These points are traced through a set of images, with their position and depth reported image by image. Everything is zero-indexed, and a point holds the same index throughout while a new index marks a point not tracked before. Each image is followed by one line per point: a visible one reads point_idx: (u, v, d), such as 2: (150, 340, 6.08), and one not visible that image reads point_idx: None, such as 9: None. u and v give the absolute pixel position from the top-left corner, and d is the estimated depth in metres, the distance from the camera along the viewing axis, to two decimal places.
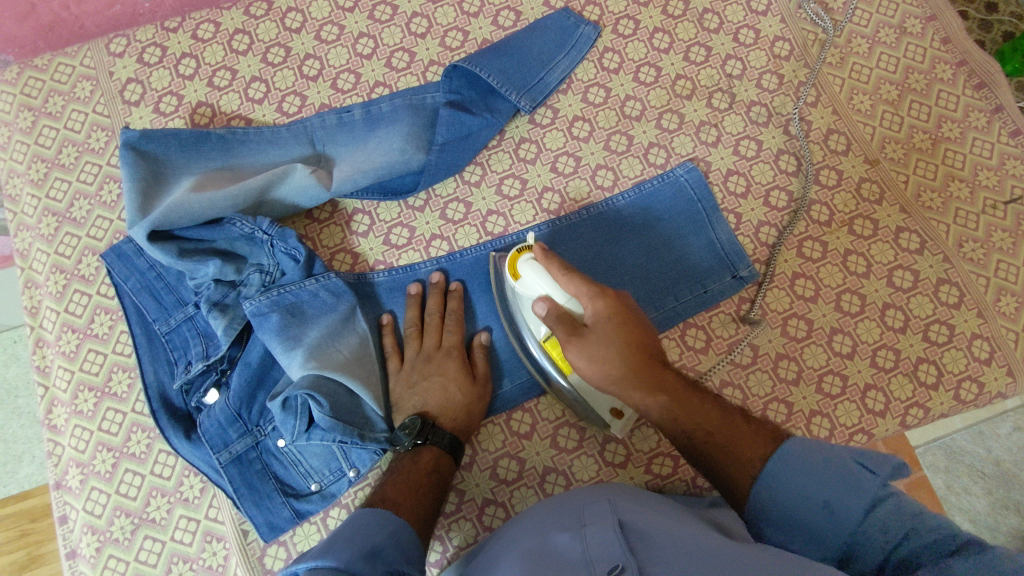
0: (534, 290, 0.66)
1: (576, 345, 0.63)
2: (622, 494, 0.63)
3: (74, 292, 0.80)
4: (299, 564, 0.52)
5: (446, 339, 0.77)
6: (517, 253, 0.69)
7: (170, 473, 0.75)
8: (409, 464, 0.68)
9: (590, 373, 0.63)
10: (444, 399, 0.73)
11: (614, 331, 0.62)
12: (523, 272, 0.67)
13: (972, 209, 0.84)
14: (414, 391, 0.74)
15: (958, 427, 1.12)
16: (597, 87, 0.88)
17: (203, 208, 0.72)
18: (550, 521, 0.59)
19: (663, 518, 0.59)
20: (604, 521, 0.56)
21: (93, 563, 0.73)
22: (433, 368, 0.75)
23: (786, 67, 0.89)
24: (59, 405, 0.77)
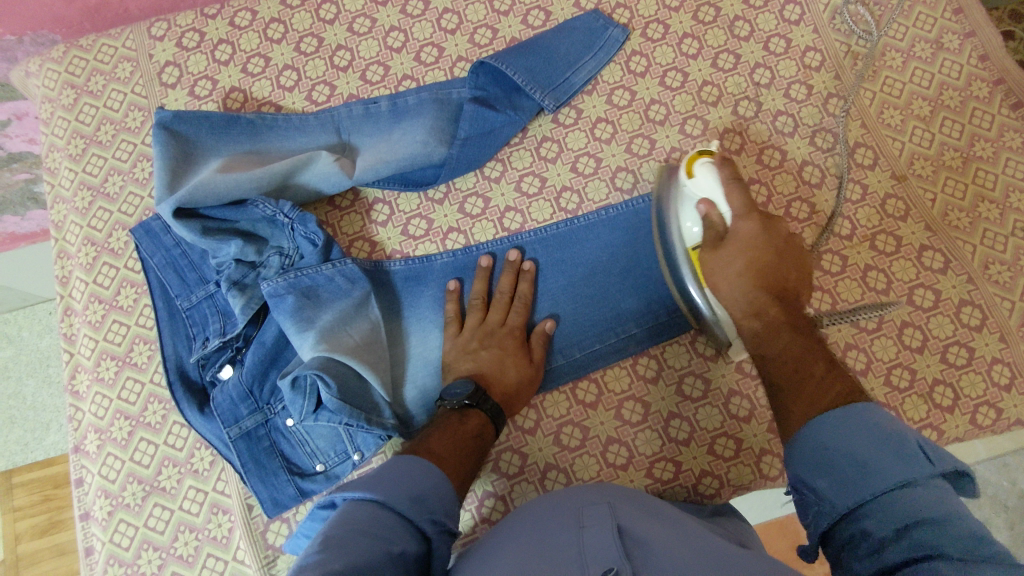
0: (702, 190, 0.72)
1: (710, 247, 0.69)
2: (623, 499, 0.63)
3: (103, 264, 0.83)
4: (344, 493, 0.57)
5: (509, 319, 0.78)
6: (695, 156, 0.73)
7: (182, 444, 0.77)
8: (456, 425, 0.68)
9: (717, 279, 0.70)
10: (495, 363, 0.74)
11: (747, 247, 0.70)
12: (696, 172, 0.72)
13: (1001, 231, 0.82)
14: (469, 355, 0.75)
15: (981, 454, 1.08)
16: (622, 89, 0.88)
17: (228, 188, 0.74)
18: (549, 519, 0.59)
19: (661, 526, 0.58)
20: (603, 523, 0.56)
21: (104, 526, 0.75)
22: (491, 339, 0.76)
23: (816, 77, 0.88)
24: (83, 371, 0.80)
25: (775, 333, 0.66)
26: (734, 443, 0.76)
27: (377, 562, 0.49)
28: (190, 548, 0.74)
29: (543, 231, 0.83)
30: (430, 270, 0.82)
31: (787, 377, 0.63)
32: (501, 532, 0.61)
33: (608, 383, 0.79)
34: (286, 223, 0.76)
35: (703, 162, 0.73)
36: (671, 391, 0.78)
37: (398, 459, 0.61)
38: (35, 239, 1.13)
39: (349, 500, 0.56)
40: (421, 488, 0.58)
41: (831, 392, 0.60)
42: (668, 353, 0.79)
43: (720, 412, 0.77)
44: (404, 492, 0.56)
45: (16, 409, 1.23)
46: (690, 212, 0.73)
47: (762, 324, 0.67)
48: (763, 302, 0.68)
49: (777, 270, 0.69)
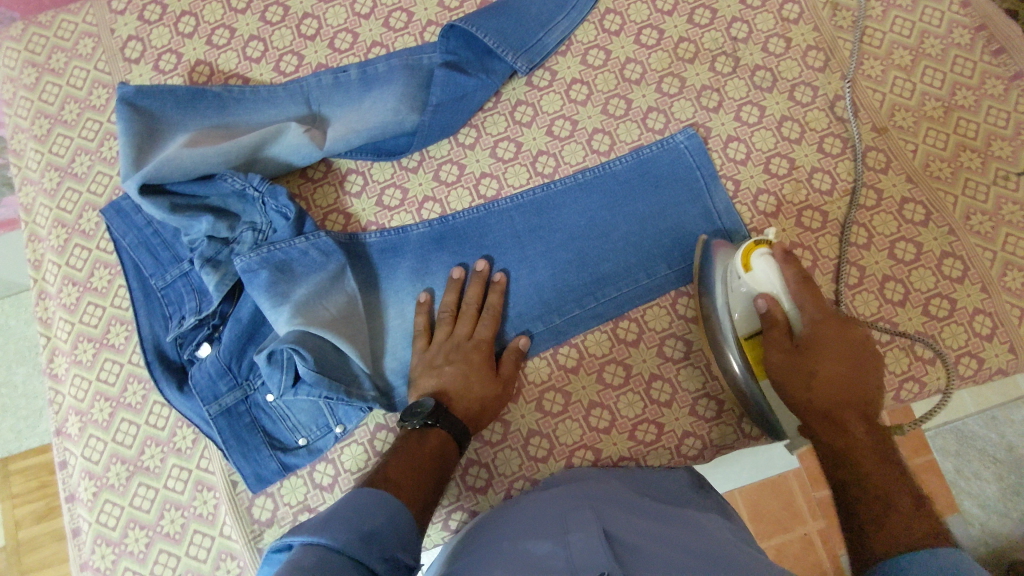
0: (761, 285, 0.69)
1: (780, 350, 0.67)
2: (608, 502, 0.62)
3: (75, 246, 0.82)
4: (293, 537, 0.49)
5: (478, 332, 0.75)
6: (752, 245, 0.69)
7: (164, 423, 0.77)
8: (415, 446, 0.66)
9: (788, 382, 0.66)
10: (462, 383, 0.72)
11: (826, 353, 0.66)
12: (756, 267, 0.69)
13: (982, 179, 0.81)
14: (435, 372, 0.73)
15: (970, 410, 1.10)
16: (597, 49, 0.86)
17: (195, 163, 0.73)
18: (530, 530, 0.58)
19: (647, 523, 0.59)
20: (589, 529, 0.55)
21: (90, 507, 0.75)
22: (458, 354, 0.74)
23: (794, 30, 0.86)
24: (60, 354, 0.80)
25: (854, 451, 0.62)
26: (715, 404, 0.77)
27: None
28: (177, 525, 0.74)
29: (520, 196, 0.81)
30: (404, 243, 0.80)
31: (877, 508, 0.57)
32: (484, 542, 0.59)
33: (589, 348, 0.78)
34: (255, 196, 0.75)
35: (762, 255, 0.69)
36: (652, 354, 0.78)
37: (359, 493, 0.55)
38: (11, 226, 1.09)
39: (298, 546, 0.48)
40: (374, 523, 0.52)
41: (918, 529, 0.54)
42: (649, 316, 0.79)
43: (701, 373, 0.77)
44: (354, 531, 0.50)
45: (7, 397, 1.23)
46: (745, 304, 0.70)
47: (841, 440, 0.63)
48: (845, 414, 0.64)
49: (858, 384, 0.65)
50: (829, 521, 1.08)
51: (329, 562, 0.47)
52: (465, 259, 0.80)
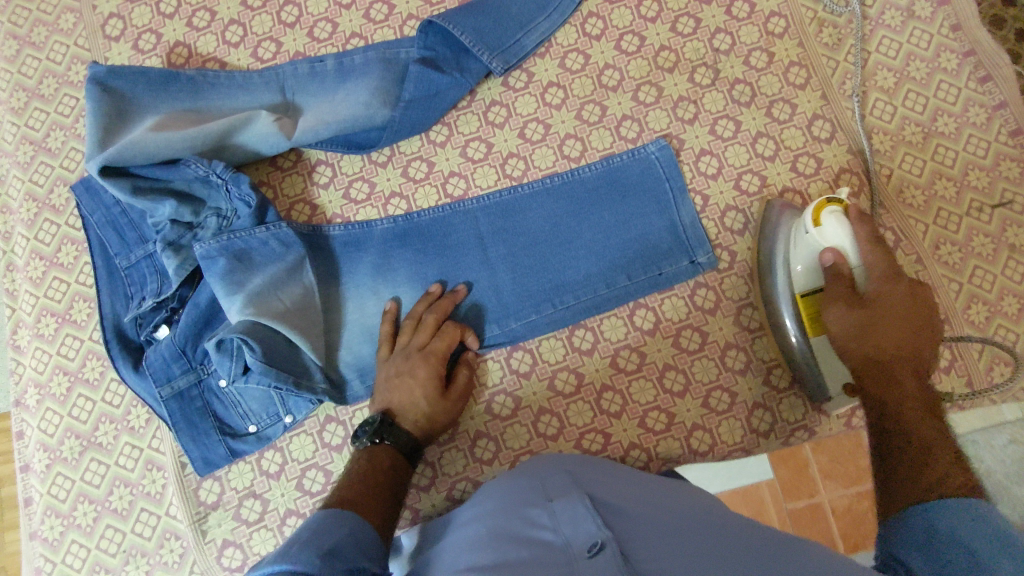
0: (830, 241, 0.68)
1: (849, 306, 0.66)
2: (583, 466, 0.64)
3: (44, 220, 0.83)
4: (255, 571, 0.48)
5: (432, 345, 0.74)
6: (824, 202, 0.69)
7: (119, 401, 0.78)
8: (364, 465, 0.67)
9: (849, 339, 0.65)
10: (410, 400, 0.71)
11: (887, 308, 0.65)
12: (824, 222, 0.68)
13: (956, 210, 0.79)
14: (387, 385, 0.73)
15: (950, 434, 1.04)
16: (576, 52, 0.85)
17: (158, 147, 0.73)
18: (513, 496, 0.59)
19: (625, 489, 0.60)
20: (572, 494, 0.57)
21: (42, 478, 0.77)
22: (408, 366, 0.73)
23: (778, 45, 0.84)
24: (24, 327, 0.81)
25: (901, 405, 0.61)
26: (665, 418, 0.76)
27: None
28: (125, 502, 0.76)
29: (486, 197, 0.81)
30: (369, 237, 0.80)
31: (910, 451, 0.57)
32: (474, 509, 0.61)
33: (542, 354, 0.79)
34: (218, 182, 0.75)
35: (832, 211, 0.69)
36: (605, 364, 0.78)
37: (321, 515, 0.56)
38: None
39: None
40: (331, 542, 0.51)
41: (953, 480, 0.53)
42: (606, 326, 0.79)
43: (653, 386, 0.77)
44: (314, 549, 0.49)
45: None
46: (809, 262, 0.70)
47: (893, 393, 0.62)
48: (898, 370, 0.63)
49: (918, 345, 0.64)
50: (798, 531, 1.07)
51: None
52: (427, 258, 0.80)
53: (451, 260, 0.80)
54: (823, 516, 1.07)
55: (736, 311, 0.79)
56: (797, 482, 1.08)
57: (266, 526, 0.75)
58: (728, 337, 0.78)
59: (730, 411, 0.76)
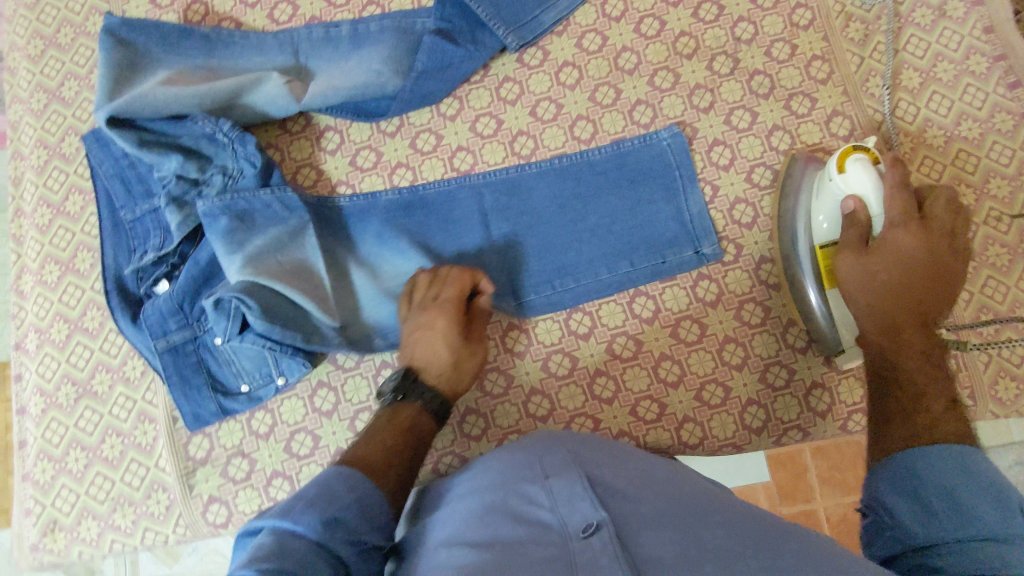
0: (854, 188, 0.69)
1: (858, 252, 0.68)
2: (581, 442, 0.63)
3: (53, 169, 0.83)
4: (261, 522, 0.50)
5: (442, 293, 0.72)
6: (850, 149, 0.70)
7: (116, 351, 0.79)
8: (388, 419, 0.65)
9: (857, 285, 0.67)
10: (432, 354, 0.70)
11: (889, 261, 0.67)
12: (849, 168, 0.69)
13: (973, 218, 0.77)
14: (410, 339, 0.71)
15: None
16: (594, 33, 0.84)
17: (166, 102, 0.73)
18: (508, 470, 0.59)
19: (624, 468, 0.59)
20: (570, 473, 0.56)
21: (38, 422, 0.78)
22: (424, 318, 0.71)
23: (802, 37, 0.82)
24: (28, 272, 0.82)
25: (899, 357, 0.64)
26: (657, 408, 0.76)
27: None
28: (116, 451, 0.77)
29: (492, 173, 0.80)
30: (373, 206, 0.80)
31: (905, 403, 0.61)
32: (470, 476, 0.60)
33: (538, 335, 0.78)
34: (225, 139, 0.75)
35: (856, 158, 0.69)
36: (600, 350, 0.77)
37: (336, 468, 0.55)
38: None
39: (265, 530, 0.49)
40: (339, 507, 0.51)
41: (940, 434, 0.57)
42: (604, 311, 0.78)
43: (648, 375, 0.76)
44: (319, 514, 0.49)
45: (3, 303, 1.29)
46: (830, 206, 0.71)
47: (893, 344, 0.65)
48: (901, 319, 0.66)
49: (921, 292, 0.66)
50: None
51: (289, 548, 0.47)
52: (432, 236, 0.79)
53: (451, 236, 0.79)
54: (817, 521, 1.06)
55: (738, 305, 0.77)
56: (794, 485, 1.07)
57: (252, 485, 0.75)
58: (727, 331, 0.77)
59: (723, 406, 0.75)
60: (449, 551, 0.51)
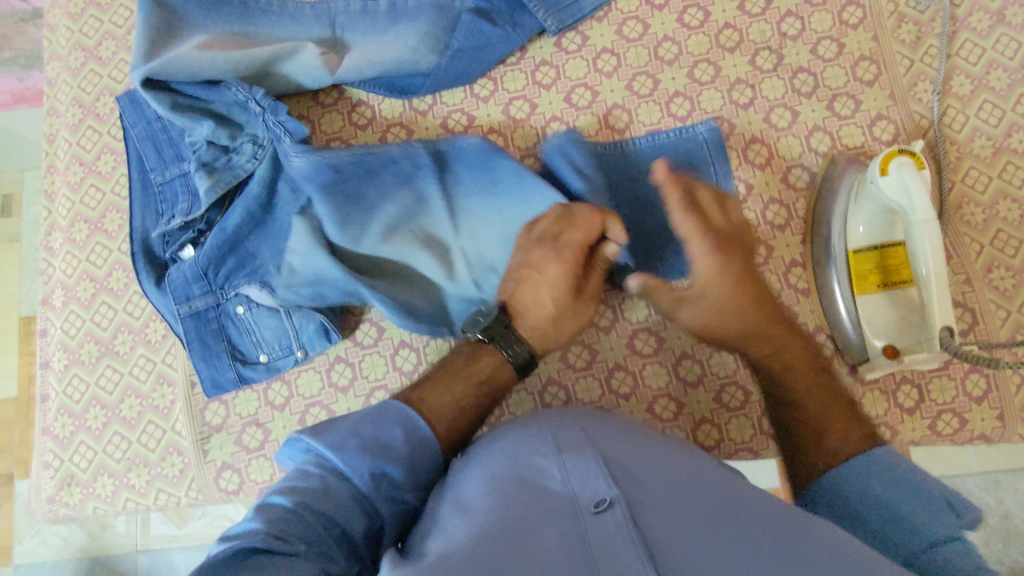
0: (896, 193, 0.66)
1: (688, 307, 0.69)
2: (595, 419, 0.61)
3: (87, 128, 0.84)
4: (313, 446, 0.54)
5: (567, 238, 0.68)
6: (895, 152, 0.67)
7: (139, 313, 0.79)
8: (464, 364, 0.65)
9: (705, 324, 0.70)
10: (534, 302, 0.69)
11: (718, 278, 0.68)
12: (892, 171, 0.66)
13: (1017, 233, 0.74)
14: (517, 279, 0.70)
15: (971, 469, 1.01)
16: (635, 20, 0.82)
17: (203, 66, 0.73)
18: (518, 442, 0.57)
19: (640, 447, 0.57)
20: (585, 451, 0.54)
21: (60, 377, 0.79)
22: (536, 261, 0.69)
23: (850, 36, 0.80)
24: (58, 230, 0.83)
25: (790, 368, 0.67)
26: (674, 407, 0.75)
27: (322, 545, 0.46)
28: (134, 411, 0.77)
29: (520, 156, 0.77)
30: (459, 174, 0.76)
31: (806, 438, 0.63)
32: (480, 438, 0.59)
33: None
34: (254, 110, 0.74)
35: (902, 160, 0.66)
36: (621, 343, 0.76)
37: (390, 406, 0.58)
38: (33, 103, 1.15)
39: (316, 456, 0.54)
40: (395, 458, 0.54)
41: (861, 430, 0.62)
42: (627, 304, 0.77)
43: (667, 373, 0.75)
44: (368, 458, 0.53)
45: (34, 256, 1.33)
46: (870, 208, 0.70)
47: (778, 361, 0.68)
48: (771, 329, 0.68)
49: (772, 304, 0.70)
50: None
51: (334, 487, 0.51)
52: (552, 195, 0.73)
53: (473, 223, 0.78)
54: None
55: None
56: None
57: (265, 455, 0.76)
58: None
59: (742, 409, 0.74)
60: (455, 521, 0.50)
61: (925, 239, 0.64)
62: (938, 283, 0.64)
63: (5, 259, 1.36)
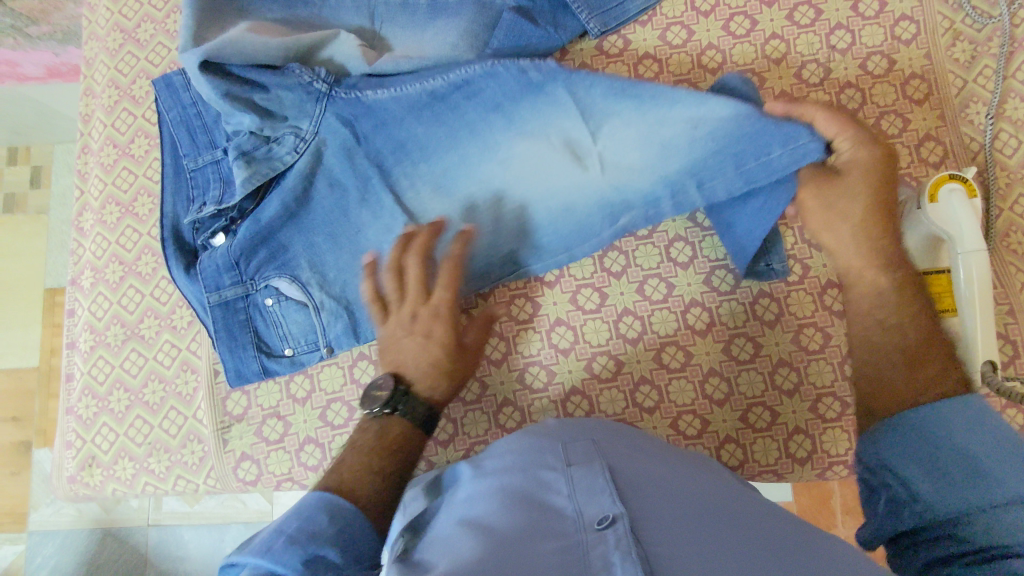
0: (948, 217, 0.66)
1: (818, 185, 0.65)
2: (608, 435, 0.60)
3: (122, 110, 0.84)
4: (238, 559, 0.48)
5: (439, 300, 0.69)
6: (945, 177, 0.67)
7: (166, 299, 0.79)
8: (374, 436, 0.63)
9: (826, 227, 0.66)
10: (422, 364, 0.68)
11: (858, 180, 0.64)
12: (942, 198, 0.66)
13: None
14: (395, 348, 0.69)
15: None
16: (680, 26, 0.80)
17: (257, 51, 0.70)
18: (530, 454, 0.57)
19: (653, 466, 0.55)
20: (593, 465, 0.53)
21: (85, 357, 0.80)
22: (420, 327, 0.69)
23: (902, 52, 0.77)
24: (90, 210, 0.83)
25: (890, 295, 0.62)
26: (699, 423, 0.74)
27: None
28: (157, 396, 0.78)
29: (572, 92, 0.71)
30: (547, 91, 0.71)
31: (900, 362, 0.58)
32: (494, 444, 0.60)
33: (586, 333, 0.76)
34: (314, 93, 0.72)
35: (951, 187, 0.66)
36: (648, 356, 0.75)
37: (318, 500, 0.53)
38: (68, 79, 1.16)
39: (245, 568, 0.48)
40: (326, 542, 0.50)
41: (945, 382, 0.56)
42: (656, 317, 0.76)
43: (694, 389, 0.74)
44: (302, 547, 0.48)
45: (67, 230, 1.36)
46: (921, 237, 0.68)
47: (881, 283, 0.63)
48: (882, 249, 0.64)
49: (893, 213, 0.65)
50: None
51: None
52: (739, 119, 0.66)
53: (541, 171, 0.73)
54: None
55: (797, 329, 0.74)
56: (816, 509, 1.04)
57: (284, 448, 0.76)
58: (783, 354, 0.74)
59: (768, 430, 0.73)
60: (457, 528, 0.50)
61: (968, 269, 0.66)
62: (983, 301, 0.66)
63: (33, 231, 1.37)
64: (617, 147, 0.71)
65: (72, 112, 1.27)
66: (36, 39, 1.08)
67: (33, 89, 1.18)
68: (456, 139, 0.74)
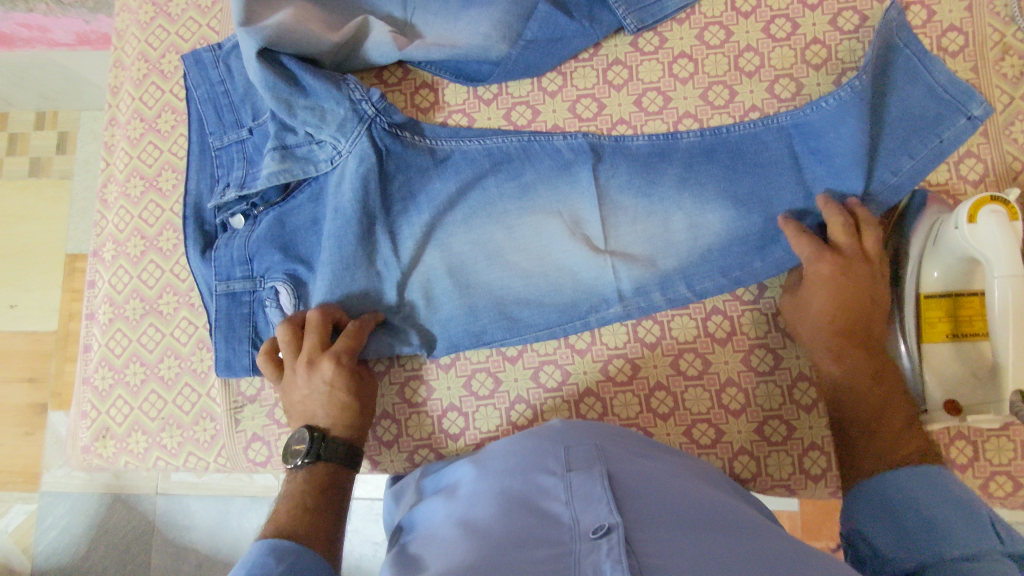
0: (984, 243, 0.62)
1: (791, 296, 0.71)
2: (612, 442, 0.59)
3: (151, 84, 0.84)
4: None
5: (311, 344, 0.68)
6: (986, 199, 0.63)
7: (186, 276, 0.80)
8: (311, 477, 0.62)
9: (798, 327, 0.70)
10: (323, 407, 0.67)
11: (818, 287, 0.67)
12: (981, 221, 0.62)
13: None
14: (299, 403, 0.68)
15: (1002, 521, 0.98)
16: (717, 26, 0.78)
17: (310, 40, 0.72)
18: (531, 460, 0.56)
19: (656, 476, 0.54)
20: (592, 471, 0.52)
21: (103, 329, 0.80)
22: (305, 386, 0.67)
23: (948, 64, 0.75)
24: (114, 183, 0.83)
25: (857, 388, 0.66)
26: (712, 433, 0.73)
27: None
28: (172, 372, 0.78)
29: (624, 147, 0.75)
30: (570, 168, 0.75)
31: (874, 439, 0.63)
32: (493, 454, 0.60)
33: (603, 335, 0.75)
34: (358, 113, 0.72)
35: (991, 209, 0.63)
36: (665, 362, 0.74)
37: (264, 545, 0.51)
38: (97, 47, 1.16)
39: None
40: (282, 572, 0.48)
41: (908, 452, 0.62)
42: (676, 323, 0.74)
43: (709, 398, 0.73)
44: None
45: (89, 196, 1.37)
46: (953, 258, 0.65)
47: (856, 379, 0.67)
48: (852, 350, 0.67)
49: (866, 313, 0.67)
50: None
51: None
52: (744, 210, 0.71)
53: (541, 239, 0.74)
54: None
55: None
56: (822, 521, 1.03)
57: None
58: (802, 368, 0.72)
59: (782, 446, 0.72)
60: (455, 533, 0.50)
61: (1003, 295, 0.62)
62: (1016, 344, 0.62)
63: (54, 196, 1.38)
64: (627, 237, 0.74)
65: (100, 81, 1.28)
66: (68, 5, 1.06)
67: (64, 55, 1.19)
68: (474, 214, 0.75)
